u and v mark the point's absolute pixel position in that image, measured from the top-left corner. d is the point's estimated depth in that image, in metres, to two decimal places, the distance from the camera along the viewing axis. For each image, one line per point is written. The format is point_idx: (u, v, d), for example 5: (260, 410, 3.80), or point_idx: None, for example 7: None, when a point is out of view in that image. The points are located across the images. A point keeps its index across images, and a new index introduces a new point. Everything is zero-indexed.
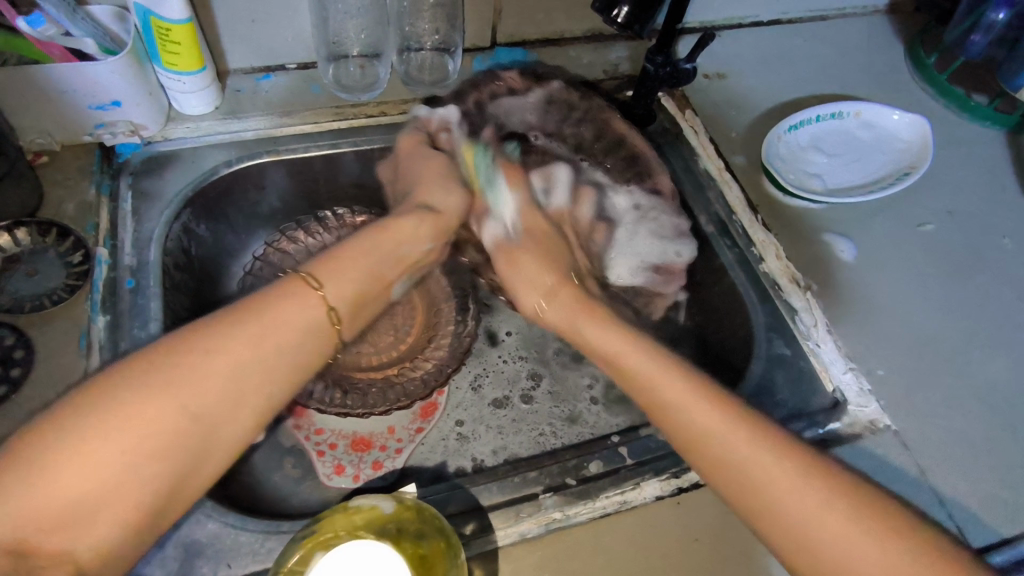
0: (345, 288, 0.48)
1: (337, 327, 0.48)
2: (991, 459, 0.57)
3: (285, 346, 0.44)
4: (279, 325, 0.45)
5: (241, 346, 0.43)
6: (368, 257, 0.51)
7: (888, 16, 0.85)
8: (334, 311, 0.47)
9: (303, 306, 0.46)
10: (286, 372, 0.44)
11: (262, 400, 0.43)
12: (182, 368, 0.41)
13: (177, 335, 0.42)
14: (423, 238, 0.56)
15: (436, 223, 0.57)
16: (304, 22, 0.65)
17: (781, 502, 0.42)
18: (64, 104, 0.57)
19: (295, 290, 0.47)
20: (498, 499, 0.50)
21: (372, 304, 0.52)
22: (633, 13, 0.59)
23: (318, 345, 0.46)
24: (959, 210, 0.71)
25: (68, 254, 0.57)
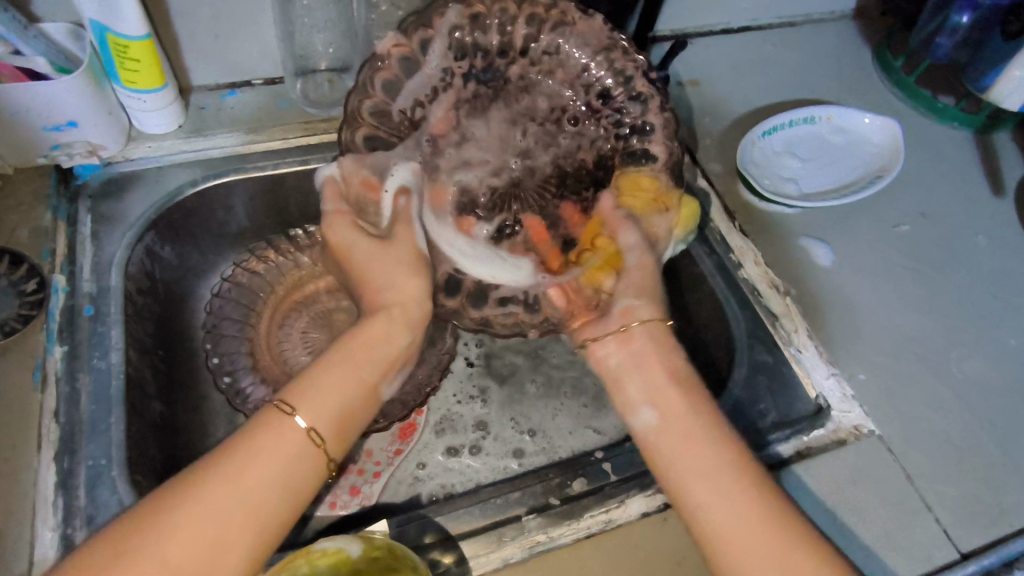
0: (322, 407, 0.43)
1: (322, 449, 0.42)
2: (975, 461, 0.57)
3: (265, 483, 0.40)
4: (254, 462, 0.40)
5: (214, 494, 0.39)
6: (337, 365, 0.45)
7: (854, 21, 0.86)
8: (314, 432, 0.42)
9: (279, 434, 0.42)
10: (277, 508, 0.40)
11: (252, 538, 0.39)
12: (152, 534, 0.37)
13: (147, 504, 0.39)
14: (391, 333, 0.48)
15: (389, 314, 0.48)
16: (269, 36, 0.64)
17: (730, 530, 0.43)
18: (16, 126, 0.55)
19: (270, 421, 0.42)
20: (480, 523, 0.48)
21: (361, 417, 0.45)
22: (605, 20, 0.60)
23: (307, 472, 0.42)
24: (933, 211, 0.72)
25: (21, 282, 0.54)
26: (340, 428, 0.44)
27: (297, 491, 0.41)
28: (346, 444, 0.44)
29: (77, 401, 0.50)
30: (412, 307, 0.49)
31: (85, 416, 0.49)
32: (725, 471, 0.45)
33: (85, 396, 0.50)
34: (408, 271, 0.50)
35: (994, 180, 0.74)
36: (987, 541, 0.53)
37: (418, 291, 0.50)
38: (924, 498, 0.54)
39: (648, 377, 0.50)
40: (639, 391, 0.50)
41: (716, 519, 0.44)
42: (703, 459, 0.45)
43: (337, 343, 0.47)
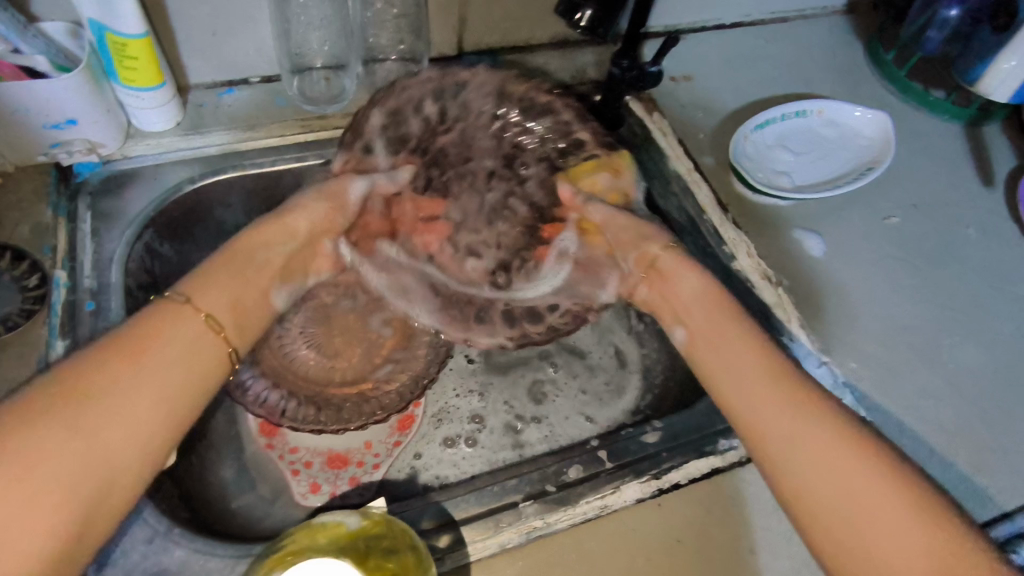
0: (216, 298, 0.48)
1: (222, 334, 0.47)
2: (964, 448, 0.58)
3: (166, 362, 0.43)
4: (151, 344, 0.43)
5: (115, 371, 0.41)
6: (240, 269, 0.51)
7: (847, 16, 0.87)
8: (213, 320, 0.47)
9: (176, 322, 0.45)
10: (178, 386, 0.43)
11: (161, 418, 0.41)
12: (47, 409, 0.38)
13: (35, 389, 0.39)
14: (280, 242, 0.55)
15: (283, 229, 0.55)
16: (265, 35, 0.64)
17: (830, 494, 0.41)
18: (16, 124, 0.56)
19: (161, 311, 0.45)
20: (477, 510, 0.49)
21: (256, 313, 0.52)
22: (597, 16, 0.60)
23: (205, 353, 0.45)
24: (923, 202, 0.72)
25: (23, 278, 0.55)
26: (239, 313, 0.49)
27: (198, 378, 0.44)
28: (247, 333, 0.50)
29: None
30: (304, 223, 0.57)
31: None
32: (790, 411, 0.45)
33: None
34: (315, 199, 0.58)
35: (984, 172, 0.75)
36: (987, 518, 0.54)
37: (321, 216, 0.58)
38: None
39: (707, 332, 0.52)
40: (713, 354, 0.51)
41: (793, 462, 0.43)
42: (768, 403, 0.46)
43: (223, 250, 0.52)
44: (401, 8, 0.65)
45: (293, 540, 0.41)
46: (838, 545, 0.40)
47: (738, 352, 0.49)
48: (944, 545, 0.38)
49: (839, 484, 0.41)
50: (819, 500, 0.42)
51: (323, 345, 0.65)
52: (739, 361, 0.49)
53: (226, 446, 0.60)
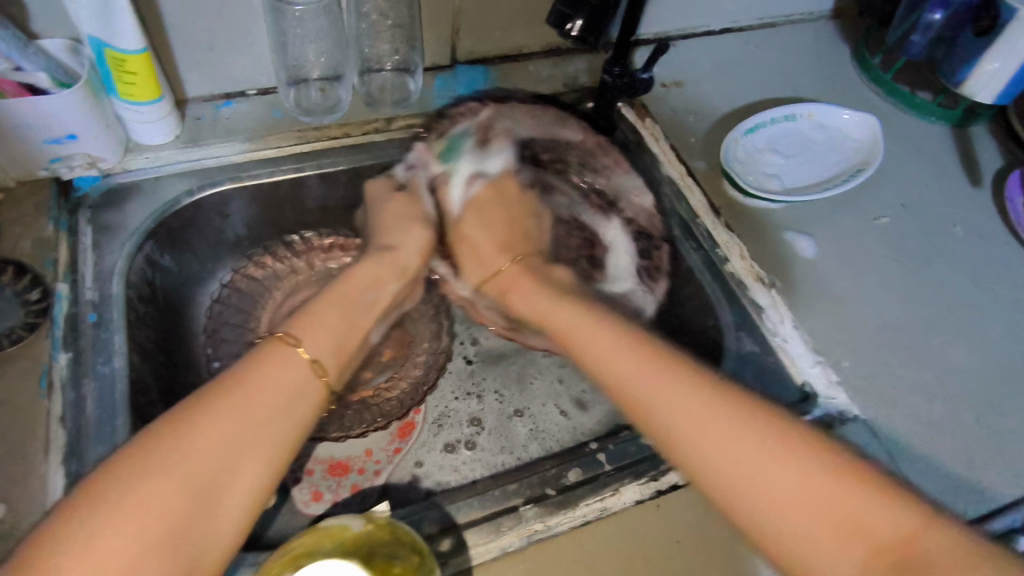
0: (321, 342, 0.50)
1: (324, 379, 0.48)
2: (957, 444, 0.58)
3: (272, 407, 0.44)
4: (260, 390, 0.44)
5: (229, 417, 0.42)
6: (339, 308, 0.54)
7: (833, 21, 0.88)
8: (316, 364, 0.48)
9: (280, 364, 0.47)
10: (282, 431, 0.44)
11: (267, 463, 0.43)
12: (167, 452, 0.39)
13: (152, 432, 0.40)
14: (386, 280, 0.59)
15: (390, 264, 0.60)
16: (262, 47, 0.65)
17: (779, 499, 0.40)
18: (17, 140, 0.56)
19: (270, 352, 0.47)
20: (478, 514, 0.49)
21: (353, 356, 0.54)
22: (587, 27, 0.61)
23: (309, 399, 0.46)
24: (912, 203, 0.74)
25: (25, 292, 0.55)
26: (339, 359, 0.51)
27: (300, 423, 0.46)
28: (345, 375, 0.52)
29: (83, 405, 0.51)
30: (405, 256, 0.61)
31: (91, 419, 0.51)
32: (682, 413, 0.45)
33: (91, 400, 0.52)
34: (410, 221, 0.63)
35: (971, 172, 0.76)
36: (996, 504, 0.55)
37: (419, 243, 0.63)
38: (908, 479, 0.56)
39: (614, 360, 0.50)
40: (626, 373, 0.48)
41: (713, 477, 0.43)
42: (656, 406, 0.46)
43: (328, 292, 0.55)
44: (395, 19, 0.66)
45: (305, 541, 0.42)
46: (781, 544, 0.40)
47: (647, 373, 0.47)
48: (855, 510, 0.39)
49: (753, 479, 0.41)
50: (755, 498, 0.41)
51: None
52: (638, 373, 0.48)
53: None
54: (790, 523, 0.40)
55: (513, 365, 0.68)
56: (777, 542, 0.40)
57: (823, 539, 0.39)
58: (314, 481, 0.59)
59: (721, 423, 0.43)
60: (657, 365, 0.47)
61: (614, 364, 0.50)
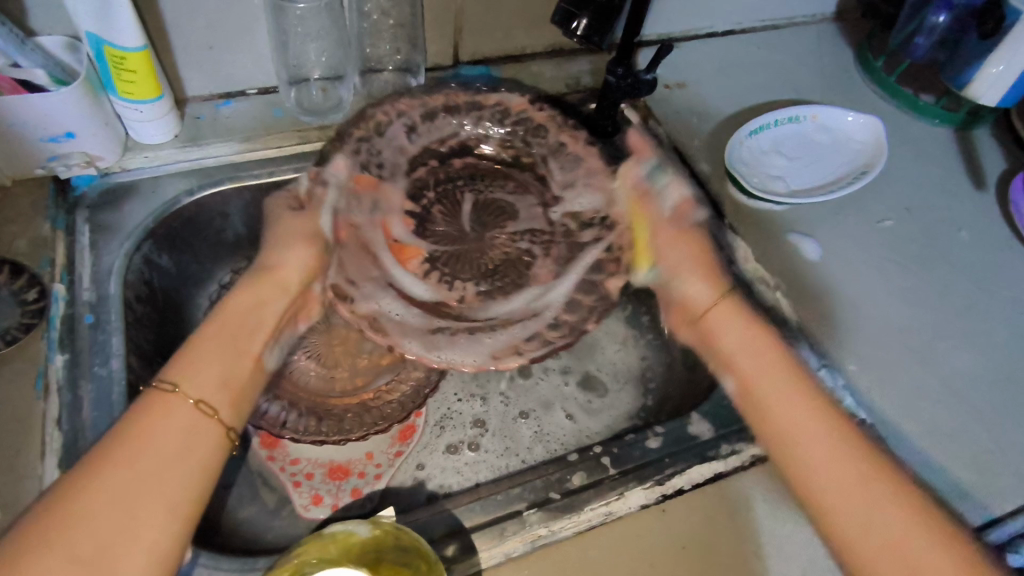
0: (205, 379, 0.45)
1: (216, 417, 0.44)
2: (964, 449, 0.58)
3: (162, 462, 0.41)
4: (145, 445, 0.41)
5: (110, 480, 0.39)
6: (220, 338, 0.48)
7: (836, 24, 0.88)
8: (203, 404, 0.44)
9: (166, 415, 0.43)
10: (179, 479, 0.41)
11: (169, 514, 0.40)
12: (49, 533, 0.37)
13: (31, 518, 0.38)
14: (269, 300, 0.51)
15: (271, 285, 0.52)
16: (262, 47, 0.64)
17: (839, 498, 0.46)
18: (13, 138, 0.55)
19: (151, 401, 0.43)
20: (481, 519, 0.49)
21: (251, 385, 0.48)
22: (591, 25, 0.61)
23: (200, 441, 0.43)
24: (915, 205, 0.73)
25: (22, 292, 0.54)
26: (232, 390, 0.46)
27: (203, 467, 0.42)
28: (244, 408, 0.47)
29: (79, 408, 0.50)
30: (289, 275, 0.53)
31: (88, 423, 0.50)
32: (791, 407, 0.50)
33: (87, 403, 0.51)
34: (302, 245, 0.53)
35: (974, 175, 0.76)
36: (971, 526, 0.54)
37: (309, 264, 0.53)
38: None
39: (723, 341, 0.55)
40: (748, 363, 0.53)
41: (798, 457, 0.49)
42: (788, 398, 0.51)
43: (212, 319, 0.49)
44: (397, 19, 0.65)
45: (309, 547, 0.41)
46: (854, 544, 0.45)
47: (761, 366, 0.53)
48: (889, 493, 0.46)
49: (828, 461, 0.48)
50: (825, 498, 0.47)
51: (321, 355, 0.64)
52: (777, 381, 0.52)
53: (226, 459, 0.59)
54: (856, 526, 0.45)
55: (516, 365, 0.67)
56: (840, 530, 0.46)
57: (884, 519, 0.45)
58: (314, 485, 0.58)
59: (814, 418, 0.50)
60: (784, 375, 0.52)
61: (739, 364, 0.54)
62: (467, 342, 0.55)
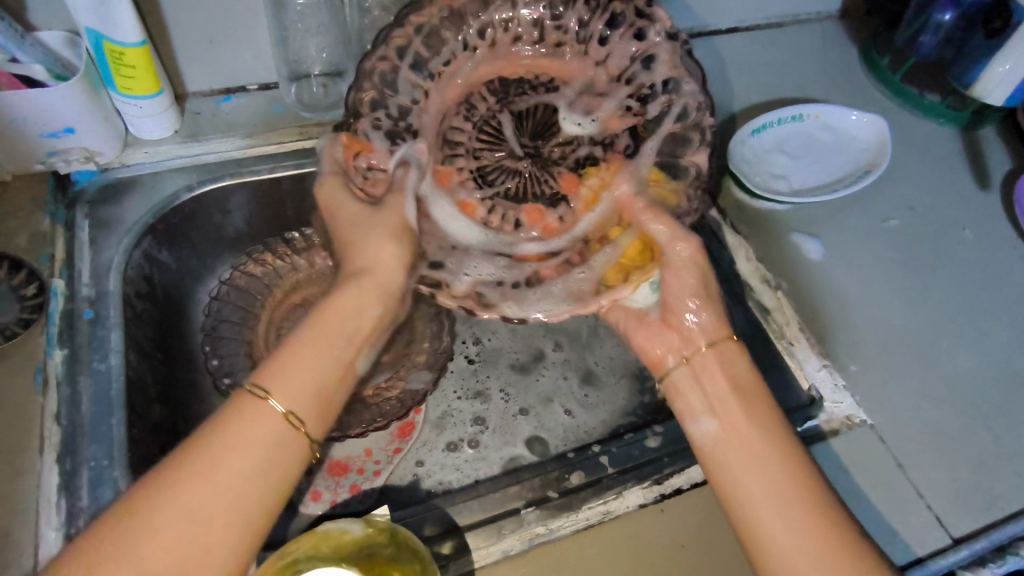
0: (298, 388, 0.42)
1: (304, 433, 0.41)
2: (966, 450, 0.58)
3: (242, 478, 0.39)
4: (226, 457, 0.39)
5: (188, 492, 0.37)
6: (315, 340, 0.44)
7: (841, 22, 0.87)
8: (292, 416, 0.41)
9: (252, 424, 0.40)
10: (258, 498, 0.39)
11: (235, 539, 0.38)
12: (126, 539, 0.36)
13: (107, 519, 0.37)
14: (370, 305, 0.46)
15: (377, 288, 0.47)
16: (263, 42, 0.64)
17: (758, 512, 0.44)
18: (13, 132, 0.55)
19: (242, 408, 0.41)
20: (479, 517, 0.49)
21: (342, 395, 0.45)
22: None
23: (283, 460, 0.40)
24: (920, 205, 0.73)
25: (21, 287, 0.54)
26: (321, 408, 0.43)
27: (279, 486, 0.40)
28: (333, 422, 0.44)
29: (78, 403, 0.50)
30: (389, 276, 0.47)
31: (86, 418, 0.50)
32: (758, 465, 0.45)
33: (86, 398, 0.51)
34: (386, 237, 0.47)
35: (979, 174, 0.76)
36: (975, 528, 0.54)
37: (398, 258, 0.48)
38: (917, 487, 0.55)
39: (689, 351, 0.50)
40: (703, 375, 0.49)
41: (752, 521, 0.44)
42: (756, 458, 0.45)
43: (312, 320, 0.45)
44: None
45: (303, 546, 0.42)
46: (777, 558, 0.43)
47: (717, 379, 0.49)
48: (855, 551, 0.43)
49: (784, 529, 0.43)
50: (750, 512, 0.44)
51: None
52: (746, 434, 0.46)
53: None
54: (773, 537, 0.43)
55: (516, 363, 0.67)
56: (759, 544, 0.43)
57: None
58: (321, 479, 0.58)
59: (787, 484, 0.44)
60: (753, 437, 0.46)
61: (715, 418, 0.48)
62: (559, 290, 0.49)
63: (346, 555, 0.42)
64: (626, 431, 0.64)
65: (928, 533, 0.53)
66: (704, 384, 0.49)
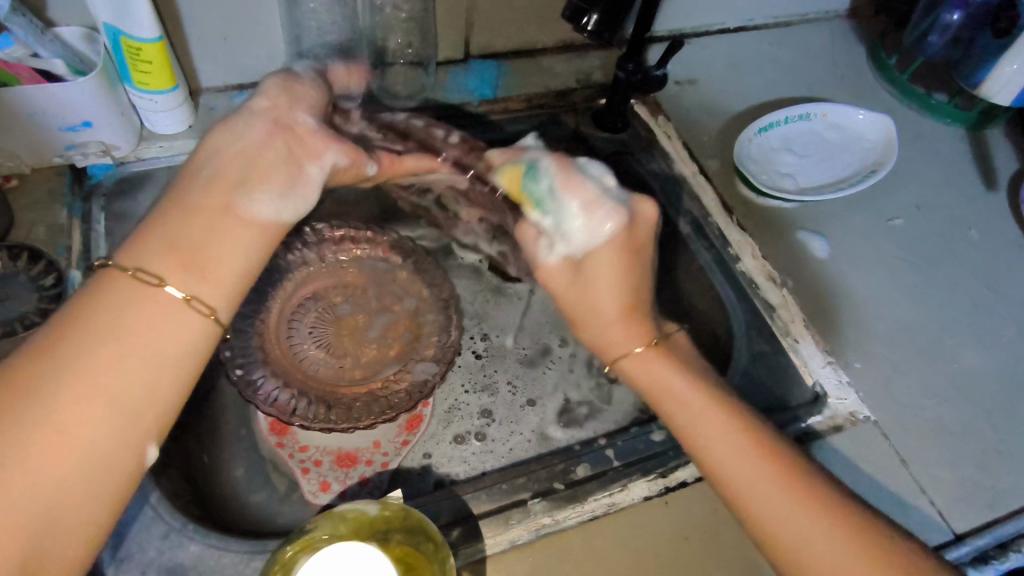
0: (149, 249, 0.41)
1: (162, 284, 0.40)
2: (970, 446, 0.58)
3: (97, 342, 0.38)
4: (78, 328, 0.38)
5: (39, 365, 0.37)
6: (182, 199, 0.43)
7: (849, 21, 0.88)
8: (143, 273, 0.40)
9: (104, 295, 0.39)
10: (116, 360, 0.38)
11: (103, 403, 0.37)
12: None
13: None
14: (228, 151, 0.45)
15: (229, 128, 0.46)
16: (277, 39, 0.65)
17: (770, 512, 0.44)
18: (32, 127, 0.56)
19: (91, 285, 0.40)
20: (487, 507, 0.49)
21: (216, 238, 0.42)
22: (603, 20, 0.61)
23: (136, 317, 0.39)
24: (926, 204, 0.73)
25: (40, 278, 0.55)
26: (182, 256, 0.41)
27: (146, 343, 0.39)
28: (208, 271, 0.42)
29: None
30: (272, 131, 0.47)
31: None
32: (742, 446, 0.47)
33: None
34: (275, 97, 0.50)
35: (986, 174, 0.76)
36: (977, 523, 0.54)
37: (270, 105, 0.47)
38: (919, 483, 0.56)
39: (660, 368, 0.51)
40: (675, 386, 0.50)
41: (732, 490, 0.46)
42: (734, 439, 0.47)
43: (177, 180, 0.44)
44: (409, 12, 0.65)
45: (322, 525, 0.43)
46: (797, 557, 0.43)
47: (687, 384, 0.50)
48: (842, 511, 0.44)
49: (770, 500, 0.45)
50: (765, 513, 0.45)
51: (329, 344, 0.64)
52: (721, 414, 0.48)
53: (238, 443, 0.61)
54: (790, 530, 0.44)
55: (525, 358, 0.68)
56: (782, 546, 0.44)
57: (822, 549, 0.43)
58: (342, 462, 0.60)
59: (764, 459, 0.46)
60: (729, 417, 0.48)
61: (692, 403, 0.49)
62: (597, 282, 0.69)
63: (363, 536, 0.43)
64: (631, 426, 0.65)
65: (930, 529, 0.53)
66: (678, 378, 0.50)
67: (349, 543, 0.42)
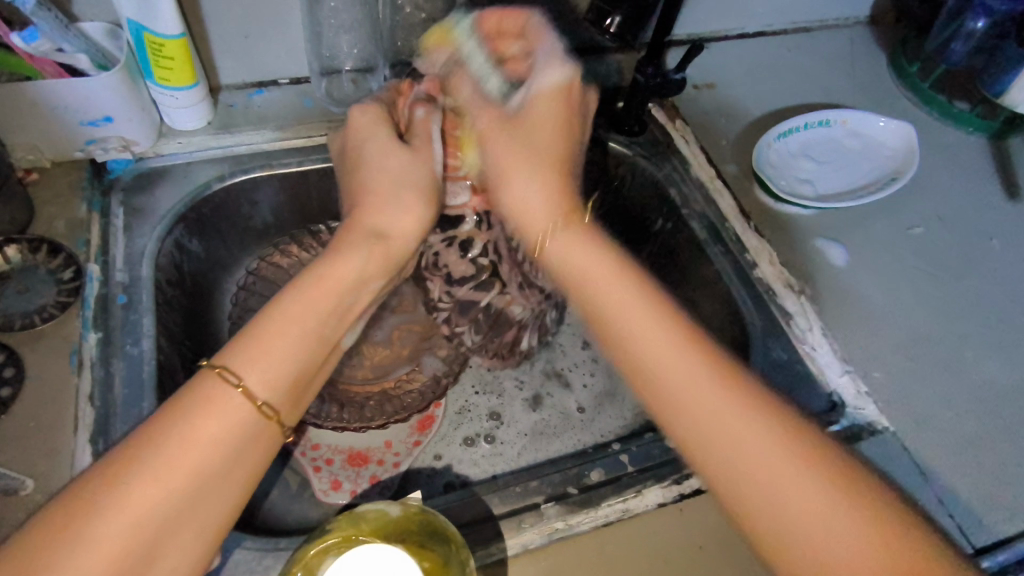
0: (272, 377, 0.40)
1: (274, 422, 0.40)
2: (991, 460, 0.57)
3: (216, 470, 0.37)
4: (192, 448, 0.37)
5: (159, 486, 0.35)
6: (303, 324, 0.42)
7: (870, 28, 0.87)
8: (265, 406, 0.39)
9: (220, 414, 0.38)
10: (228, 486, 0.38)
11: (195, 534, 0.36)
12: (77, 532, 0.33)
13: (72, 494, 0.34)
14: (372, 277, 0.47)
15: (386, 261, 0.47)
16: (297, 37, 0.65)
17: (694, 407, 0.42)
18: (54, 120, 0.57)
19: (207, 392, 0.38)
20: (500, 510, 0.49)
21: (317, 377, 0.44)
22: (625, 23, 0.63)
23: (254, 452, 0.39)
24: (947, 213, 0.72)
25: (59, 271, 0.56)
26: (298, 392, 0.42)
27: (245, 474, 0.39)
28: (301, 405, 0.43)
29: (111, 385, 0.52)
30: (399, 246, 0.48)
31: (118, 399, 0.51)
32: (660, 348, 0.44)
33: (119, 381, 0.52)
34: (410, 206, 0.48)
35: (1008, 184, 0.75)
36: (1001, 537, 0.53)
37: (419, 224, 0.49)
38: (938, 494, 0.55)
39: (592, 272, 0.47)
40: (591, 276, 0.47)
41: (667, 386, 0.43)
42: (671, 370, 0.43)
43: (302, 287, 0.43)
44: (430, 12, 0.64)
45: (344, 525, 0.43)
46: (738, 479, 0.40)
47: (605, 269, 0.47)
48: (805, 463, 0.39)
49: (722, 437, 0.40)
50: (695, 413, 0.42)
51: None
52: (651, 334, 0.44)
53: None
54: (729, 447, 0.40)
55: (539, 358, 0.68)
56: (710, 461, 0.41)
57: (776, 493, 0.39)
58: (349, 463, 0.60)
59: (709, 385, 0.42)
60: (671, 344, 0.44)
61: (608, 296, 0.46)
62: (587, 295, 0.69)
63: (384, 538, 0.43)
64: (643, 430, 0.64)
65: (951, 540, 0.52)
66: (595, 270, 0.47)
67: (373, 543, 0.42)
